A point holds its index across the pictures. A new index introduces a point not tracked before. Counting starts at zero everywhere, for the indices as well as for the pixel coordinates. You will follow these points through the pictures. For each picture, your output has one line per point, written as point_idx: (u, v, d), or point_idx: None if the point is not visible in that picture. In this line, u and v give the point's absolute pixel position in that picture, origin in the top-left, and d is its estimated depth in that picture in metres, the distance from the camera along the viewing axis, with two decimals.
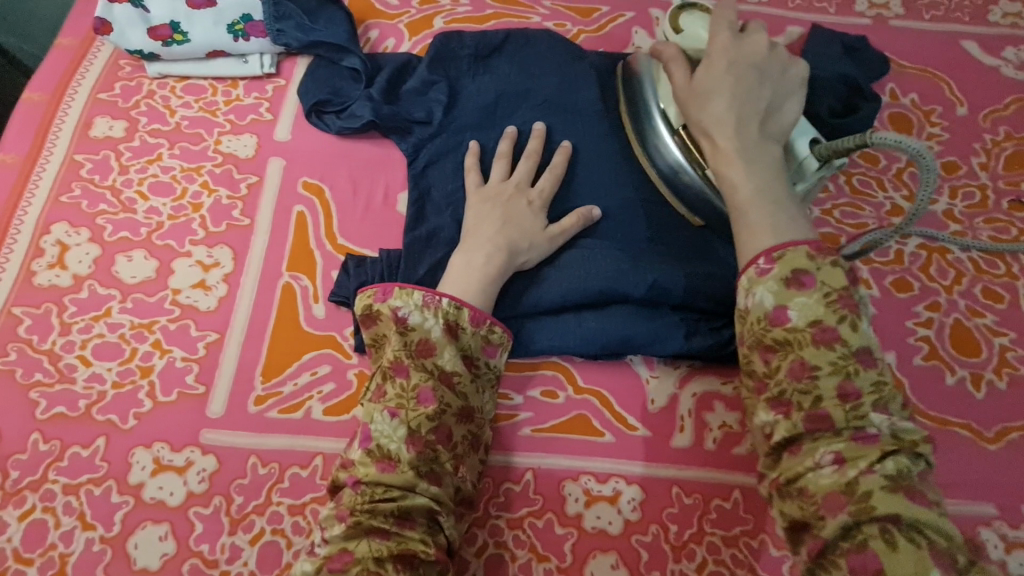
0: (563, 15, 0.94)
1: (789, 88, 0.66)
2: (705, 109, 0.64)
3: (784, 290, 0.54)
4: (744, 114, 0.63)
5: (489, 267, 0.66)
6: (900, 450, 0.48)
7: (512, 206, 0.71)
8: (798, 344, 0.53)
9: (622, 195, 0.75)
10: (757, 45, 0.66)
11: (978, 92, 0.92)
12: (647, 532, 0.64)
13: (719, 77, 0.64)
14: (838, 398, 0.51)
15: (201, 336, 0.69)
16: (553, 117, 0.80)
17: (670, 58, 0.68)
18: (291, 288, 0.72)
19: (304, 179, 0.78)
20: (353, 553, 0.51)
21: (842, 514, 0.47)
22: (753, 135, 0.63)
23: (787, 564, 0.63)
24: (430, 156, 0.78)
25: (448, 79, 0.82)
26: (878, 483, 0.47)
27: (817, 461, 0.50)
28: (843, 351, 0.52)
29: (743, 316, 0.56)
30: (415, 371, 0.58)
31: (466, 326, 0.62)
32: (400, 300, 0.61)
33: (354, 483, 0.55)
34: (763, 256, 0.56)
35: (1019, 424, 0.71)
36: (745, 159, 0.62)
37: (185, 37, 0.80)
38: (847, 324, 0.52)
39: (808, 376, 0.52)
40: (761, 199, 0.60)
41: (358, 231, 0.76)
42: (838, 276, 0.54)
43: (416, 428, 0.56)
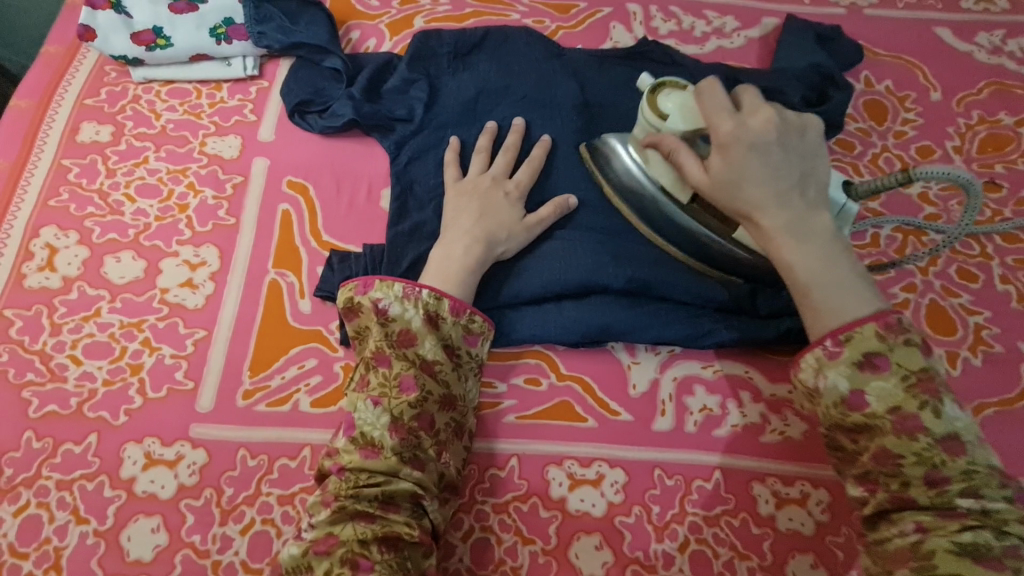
0: (541, 12, 0.95)
1: (813, 148, 0.59)
2: (735, 195, 0.58)
3: (858, 374, 0.52)
4: (782, 191, 0.57)
5: (468, 257, 0.68)
6: (984, 526, 0.47)
7: (489, 199, 0.72)
8: (878, 430, 0.51)
9: (600, 187, 0.77)
10: (762, 114, 0.58)
11: (951, 77, 0.94)
12: (630, 513, 0.65)
13: (738, 159, 0.57)
14: (924, 484, 0.49)
15: (190, 333, 0.70)
16: (531, 113, 0.81)
17: (672, 146, 0.63)
18: (277, 284, 0.73)
19: (288, 178, 0.80)
20: (338, 537, 0.52)
21: (905, 570, 0.47)
22: (797, 211, 0.57)
23: (767, 541, 0.64)
24: (411, 153, 0.80)
25: (428, 77, 0.84)
26: (945, 545, 0.47)
27: (900, 528, 0.49)
28: (927, 440, 0.50)
29: (817, 398, 0.55)
30: (397, 361, 0.60)
31: (446, 315, 0.64)
32: (380, 292, 0.63)
33: (337, 469, 0.56)
34: (830, 337, 0.54)
35: (995, 399, 0.73)
36: (797, 238, 0.56)
37: (168, 41, 0.82)
38: (928, 410, 0.50)
39: (891, 462, 0.50)
40: (825, 282, 0.55)
41: (341, 227, 0.77)
42: (914, 357, 0.51)
43: (398, 416, 0.57)
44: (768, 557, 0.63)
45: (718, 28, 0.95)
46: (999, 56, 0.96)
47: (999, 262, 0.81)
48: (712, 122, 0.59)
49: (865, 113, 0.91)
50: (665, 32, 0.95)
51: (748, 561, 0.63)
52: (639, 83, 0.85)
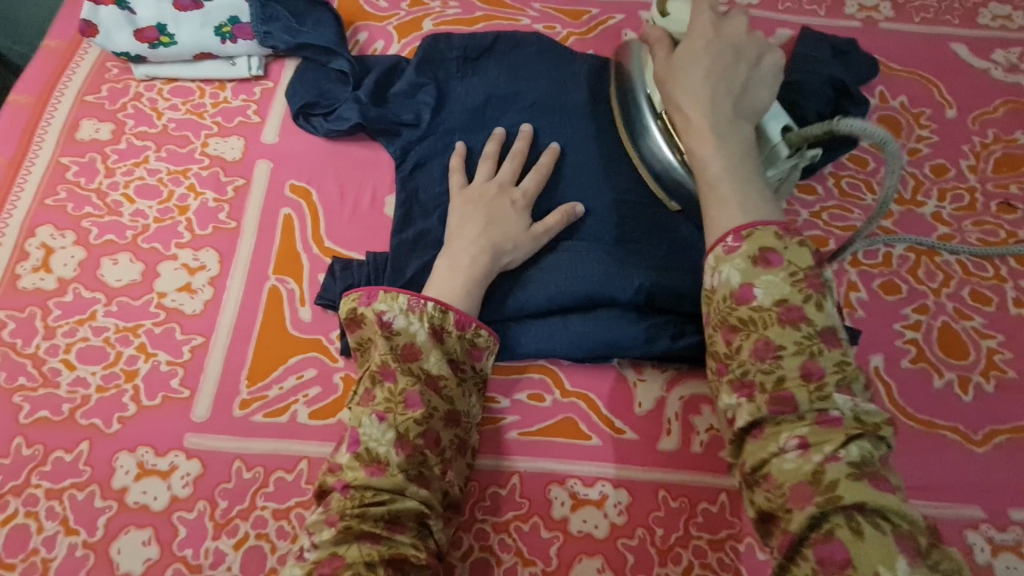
0: (552, 17, 0.94)
1: (767, 71, 0.66)
2: (676, 87, 0.65)
3: (750, 268, 0.55)
4: (717, 97, 0.63)
5: (474, 269, 0.66)
6: (863, 434, 0.48)
7: (496, 207, 0.71)
8: (761, 324, 0.53)
9: (609, 197, 0.75)
10: (738, 25, 0.66)
11: (967, 94, 0.92)
12: (633, 536, 0.63)
13: (693, 56, 0.65)
14: (801, 378, 0.51)
15: (186, 340, 0.68)
16: (541, 120, 0.80)
17: (654, 40, 0.69)
18: (277, 291, 0.72)
19: (291, 182, 0.78)
20: (343, 558, 0.50)
21: (810, 506, 0.46)
22: (726, 115, 0.63)
23: (773, 567, 0.62)
24: (418, 159, 0.78)
25: (436, 82, 0.82)
26: (843, 472, 0.46)
27: (781, 446, 0.49)
28: (808, 330, 0.52)
29: (712, 295, 0.57)
30: (403, 375, 0.58)
31: (453, 327, 0.62)
32: (385, 303, 0.61)
33: (343, 487, 0.55)
34: (732, 235, 0.57)
35: (1006, 427, 0.71)
36: (716, 135, 0.62)
37: (171, 39, 0.80)
38: (812, 302, 0.53)
39: (771, 356, 0.52)
40: (730, 178, 0.61)
41: (344, 234, 0.75)
42: (805, 255, 0.54)
43: (404, 432, 0.56)
44: None
45: None
46: (1016, 74, 0.94)
47: (1013, 285, 0.79)
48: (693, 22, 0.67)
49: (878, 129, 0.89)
50: None
51: None
52: None
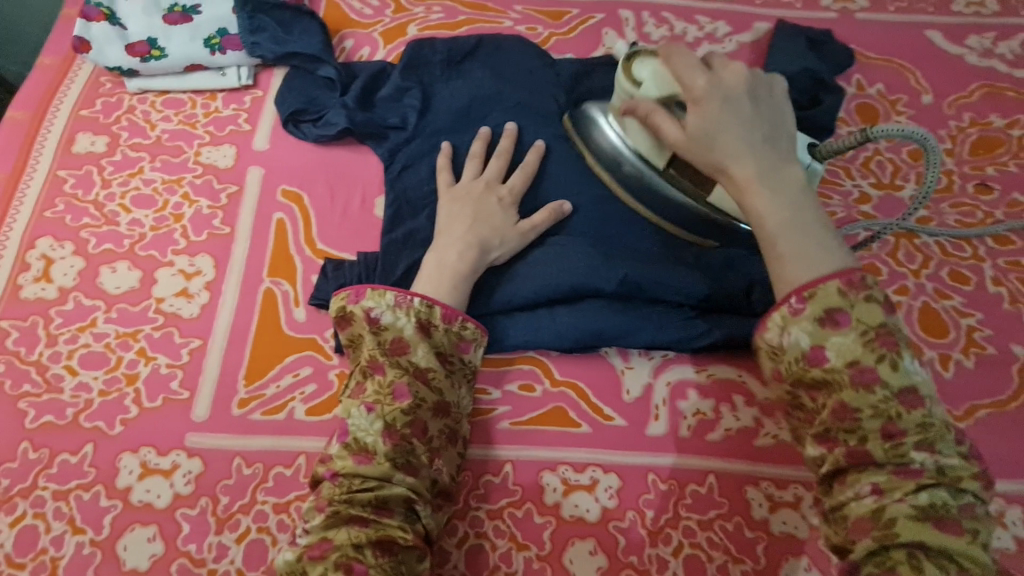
0: (533, 19, 0.96)
1: (779, 105, 0.62)
2: (712, 148, 0.58)
3: (819, 330, 0.54)
4: (754, 144, 0.58)
5: (461, 264, 0.68)
6: (940, 485, 0.50)
7: (482, 204, 0.73)
8: (837, 386, 0.53)
9: (592, 191, 0.78)
10: (734, 69, 0.61)
11: (942, 80, 0.94)
12: (624, 518, 0.65)
13: (713, 110, 0.59)
14: (881, 437, 0.52)
15: (185, 343, 0.70)
16: (524, 119, 0.82)
17: (648, 110, 0.63)
18: (272, 293, 0.74)
19: (283, 187, 0.80)
20: (332, 541, 0.53)
21: (868, 539, 0.50)
22: (769, 161, 0.58)
23: (761, 545, 0.64)
24: (405, 160, 0.80)
25: (422, 86, 0.85)
26: (905, 512, 0.49)
27: (857, 491, 0.52)
28: (885, 393, 0.52)
29: (780, 354, 0.56)
30: (390, 368, 0.60)
31: (439, 322, 0.64)
32: (372, 301, 0.64)
33: (332, 475, 0.57)
34: (795, 294, 0.55)
35: (987, 401, 0.73)
36: (770, 187, 0.57)
37: (162, 52, 0.83)
38: (886, 363, 0.52)
39: (851, 417, 0.52)
40: (795, 232, 0.56)
41: (336, 235, 0.77)
42: (875, 311, 0.53)
43: (391, 422, 0.58)
44: (762, 561, 0.64)
45: (709, 34, 0.96)
46: (990, 59, 0.96)
47: (992, 264, 0.81)
48: (685, 74, 0.61)
49: (855, 117, 0.91)
50: (658, 37, 0.96)
51: (742, 565, 0.63)
52: None
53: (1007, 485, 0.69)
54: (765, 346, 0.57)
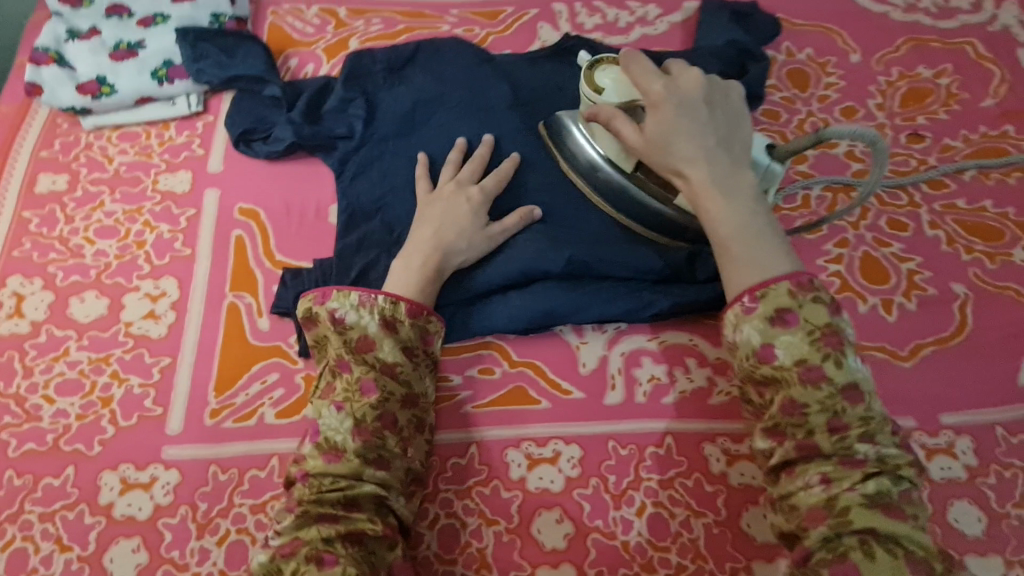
0: (470, 20, 0.98)
1: (736, 110, 0.66)
2: (669, 155, 0.63)
3: (769, 328, 0.57)
4: (710, 151, 0.63)
5: (427, 267, 0.70)
6: (883, 472, 0.54)
7: (453, 205, 0.75)
8: (786, 383, 0.57)
9: (534, 179, 0.81)
10: (691, 76, 0.65)
11: (870, 38, 0.97)
12: (588, 485, 0.68)
13: (670, 116, 0.63)
14: (827, 431, 0.55)
15: (155, 361, 0.73)
16: (466, 118, 0.86)
17: (609, 117, 0.68)
18: (235, 306, 0.77)
19: (239, 205, 0.83)
20: (303, 538, 0.55)
21: (822, 526, 0.53)
22: (724, 166, 0.63)
23: (720, 498, 0.67)
24: (356, 168, 0.84)
25: (365, 95, 0.88)
26: (857, 500, 0.53)
27: (807, 481, 0.55)
28: (829, 389, 0.56)
29: (733, 352, 0.60)
30: (357, 366, 0.63)
31: (404, 317, 0.66)
32: (337, 302, 0.66)
33: (301, 474, 0.60)
34: (747, 294, 0.59)
35: (932, 339, 0.76)
36: (722, 192, 0.62)
37: (112, 88, 0.86)
38: (831, 361, 0.56)
39: (799, 411, 0.56)
40: (743, 235, 0.61)
41: (293, 246, 0.80)
42: (820, 312, 0.57)
43: (360, 419, 0.60)
44: (722, 512, 0.66)
45: (640, 18, 0.99)
46: (914, 14, 0.99)
47: (927, 209, 0.84)
48: (645, 79, 0.65)
49: (787, 82, 0.93)
50: (592, 26, 0.98)
51: (703, 518, 0.66)
52: (568, 82, 0.90)
53: (955, 417, 0.71)
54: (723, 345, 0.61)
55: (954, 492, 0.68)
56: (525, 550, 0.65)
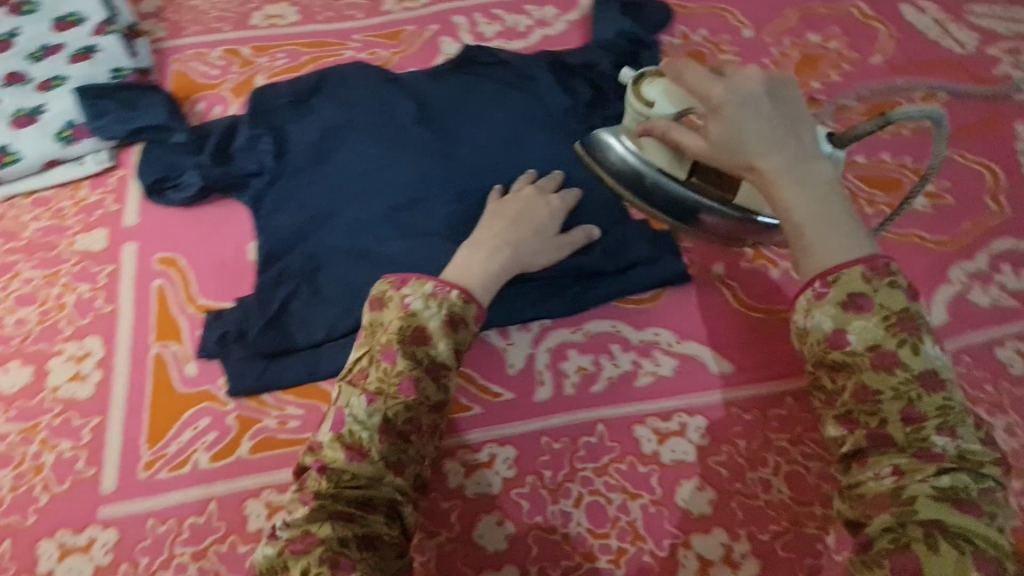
0: (373, 43, 0.99)
1: (805, 96, 0.55)
2: (735, 147, 0.53)
3: (842, 314, 0.51)
4: (780, 137, 0.53)
5: (490, 262, 0.70)
6: (961, 468, 0.47)
7: (530, 207, 0.76)
8: (857, 368, 0.51)
9: (451, 192, 0.84)
10: (752, 64, 0.55)
11: (760, 12, 0.99)
12: (525, 484, 0.69)
13: (736, 111, 0.53)
14: (900, 420, 0.49)
15: (85, 423, 0.73)
16: (377, 140, 0.87)
17: (663, 129, 0.59)
18: (161, 357, 0.77)
19: (158, 255, 0.83)
20: (315, 536, 0.51)
21: (885, 515, 0.47)
22: (799, 154, 0.52)
23: (654, 477, 0.68)
24: (272, 202, 0.84)
25: (274, 130, 0.88)
26: (926, 491, 0.46)
27: (877, 471, 0.49)
28: (905, 375, 0.50)
29: (805, 338, 0.54)
30: (404, 358, 0.59)
31: (468, 318, 0.64)
32: (411, 288, 0.63)
33: (320, 468, 0.55)
34: (819, 279, 0.51)
35: None
36: (800, 180, 0.51)
37: (16, 156, 0.86)
38: (907, 347, 0.50)
39: (870, 398, 0.50)
40: (824, 224, 0.51)
41: (215, 288, 0.81)
42: (897, 297, 0.51)
43: (391, 418, 0.58)
44: (657, 491, 0.68)
45: (538, 22, 1.00)
46: None
47: None
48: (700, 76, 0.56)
49: None
50: (492, 34, 1.00)
51: (640, 499, 0.68)
52: (475, 89, 0.91)
53: None
54: (792, 330, 0.55)
55: None
56: (467, 557, 0.66)
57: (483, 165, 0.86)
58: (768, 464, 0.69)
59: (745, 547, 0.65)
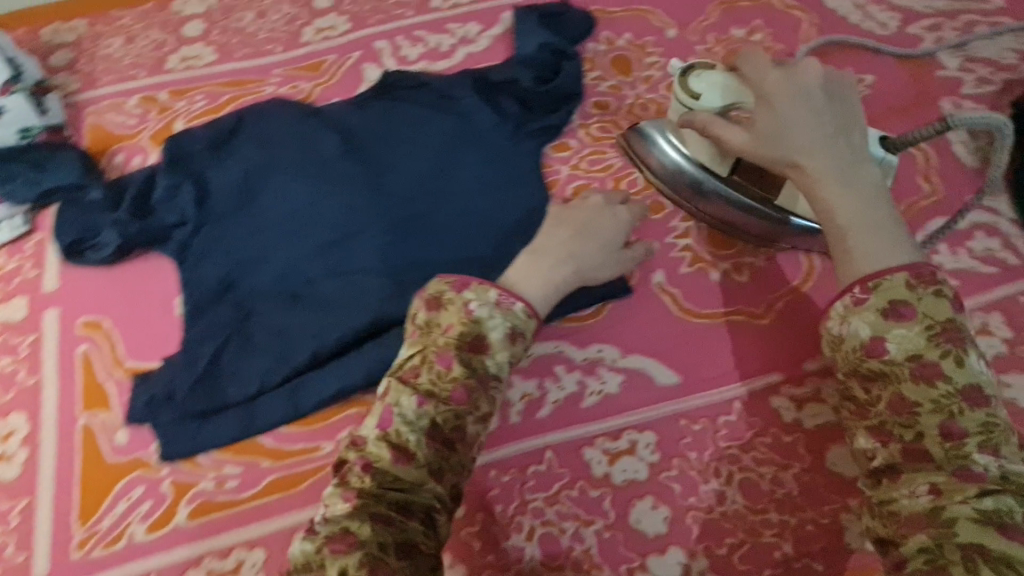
0: (294, 77, 0.97)
1: (856, 100, 0.58)
2: (781, 143, 0.56)
3: (882, 322, 0.51)
4: (828, 137, 0.55)
5: (553, 273, 0.68)
6: (1006, 491, 0.45)
7: (594, 218, 0.74)
8: (895, 378, 0.51)
9: (380, 225, 0.80)
10: (810, 66, 0.57)
11: (683, 9, 0.97)
12: (475, 522, 0.67)
13: (786, 109, 0.56)
14: (940, 435, 0.49)
15: (13, 505, 0.71)
16: (302, 177, 0.82)
17: (705, 122, 0.62)
18: (89, 427, 0.74)
19: (82, 319, 0.80)
20: (355, 536, 0.49)
21: (922, 535, 0.45)
22: (844, 156, 0.55)
23: (607, 500, 0.67)
24: (197, 253, 0.80)
25: (194, 176, 0.82)
26: (968, 513, 0.44)
27: (913, 489, 0.48)
28: (947, 388, 0.50)
29: (839, 344, 0.54)
30: (458, 366, 0.58)
31: (527, 334, 0.63)
32: (474, 294, 0.61)
33: (364, 466, 0.54)
34: (859, 285, 0.52)
35: (785, 291, 0.76)
36: (842, 179, 0.54)
37: None
38: (951, 359, 0.50)
39: (908, 411, 0.50)
40: (864, 224, 0.53)
41: (142, 348, 0.78)
42: (942, 306, 0.51)
43: (440, 423, 0.56)
44: (610, 515, 0.66)
45: (460, 40, 0.98)
46: None
47: None
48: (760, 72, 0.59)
49: (611, 70, 0.93)
50: (415, 57, 0.97)
51: (593, 525, 0.66)
52: (402, 115, 0.87)
53: (818, 362, 0.72)
54: (825, 336, 0.55)
55: (830, 437, 0.69)
56: None
57: (411, 194, 0.83)
58: (721, 474, 0.67)
59: (703, 563, 0.64)
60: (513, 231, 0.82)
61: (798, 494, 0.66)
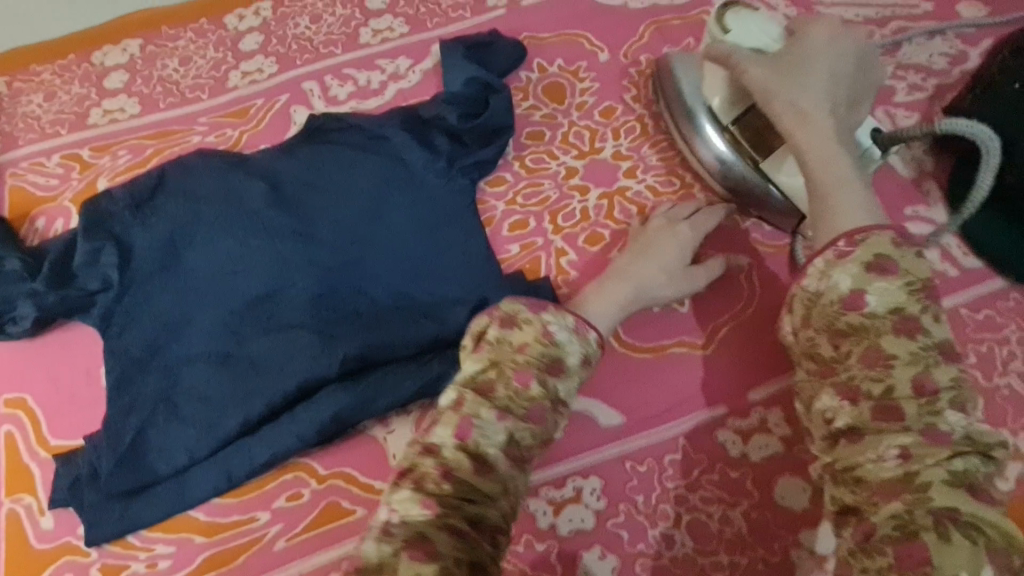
0: (221, 124, 0.94)
1: (869, 86, 0.66)
2: (793, 87, 0.62)
3: (865, 275, 0.51)
4: (834, 98, 0.62)
5: (619, 297, 0.70)
6: (971, 451, 0.46)
7: (655, 242, 0.75)
8: (873, 333, 0.50)
9: (314, 275, 0.78)
10: (846, 39, 0.65)
11: (614, 32, 0.95)
12: None
13: (810, 63, 0.63)
14: (913, 390, 0.48)
15: None
16: (230, 233, 0.79)
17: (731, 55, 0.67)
18: (14, 513, 0.72)
19: (4, 397, 0.77)
20: (434, 546, 0.47)
21: (896, 502, 0.45)
22: (841, 117, 0.62)
23: (554, 553, 0.66)
24: (121, 321, 0.77)
25: (115, 239, 0.77)
26: (940, 477, 0.45)
27: (880, 453, 0.47)
28: (925, 341, 0.49)
29: (817, 300, 0.52)
30: (537, 385, 0.56)
31: (594, 363, 0.63)
32: (552, 316, 0.60)
33: (443, 473, 0.51)
34: (845, 239, 0.52)
35: (727, 317, 0.74)
36: (835, 134, 0.60)
37: None
38: (929, 314, 0.50)
39: (881, 364, 0.49)
40: (845, 178, 0.58)
41: (66, 426, 0.75)
42: (922, 267, 0.51)
43: (517, 439, 0.55)
44: (558, 569, 0.65)
45: (390, 76, 0.95)
46: None
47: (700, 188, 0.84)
48: (800, 32, 0.66)
49: (544, 100, 0.92)
50: (345, 96, 0.95)
51: None
52: (331, 160, 0.83)
53: (764, 392, 0.70)
54: (800, 293, 0.53)
55: (778, 469, 0.67)
56: None
57: (341, 241, 0.80)
58: (668, 516, 0.66)
59: None
60: (447, 270, 0.80)
61: (747, 533, 0.65)
